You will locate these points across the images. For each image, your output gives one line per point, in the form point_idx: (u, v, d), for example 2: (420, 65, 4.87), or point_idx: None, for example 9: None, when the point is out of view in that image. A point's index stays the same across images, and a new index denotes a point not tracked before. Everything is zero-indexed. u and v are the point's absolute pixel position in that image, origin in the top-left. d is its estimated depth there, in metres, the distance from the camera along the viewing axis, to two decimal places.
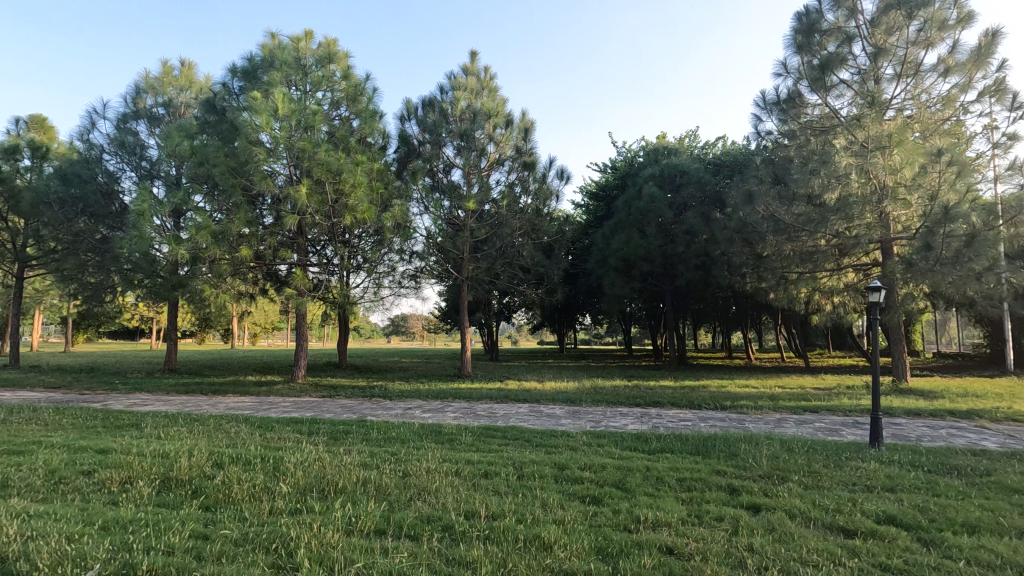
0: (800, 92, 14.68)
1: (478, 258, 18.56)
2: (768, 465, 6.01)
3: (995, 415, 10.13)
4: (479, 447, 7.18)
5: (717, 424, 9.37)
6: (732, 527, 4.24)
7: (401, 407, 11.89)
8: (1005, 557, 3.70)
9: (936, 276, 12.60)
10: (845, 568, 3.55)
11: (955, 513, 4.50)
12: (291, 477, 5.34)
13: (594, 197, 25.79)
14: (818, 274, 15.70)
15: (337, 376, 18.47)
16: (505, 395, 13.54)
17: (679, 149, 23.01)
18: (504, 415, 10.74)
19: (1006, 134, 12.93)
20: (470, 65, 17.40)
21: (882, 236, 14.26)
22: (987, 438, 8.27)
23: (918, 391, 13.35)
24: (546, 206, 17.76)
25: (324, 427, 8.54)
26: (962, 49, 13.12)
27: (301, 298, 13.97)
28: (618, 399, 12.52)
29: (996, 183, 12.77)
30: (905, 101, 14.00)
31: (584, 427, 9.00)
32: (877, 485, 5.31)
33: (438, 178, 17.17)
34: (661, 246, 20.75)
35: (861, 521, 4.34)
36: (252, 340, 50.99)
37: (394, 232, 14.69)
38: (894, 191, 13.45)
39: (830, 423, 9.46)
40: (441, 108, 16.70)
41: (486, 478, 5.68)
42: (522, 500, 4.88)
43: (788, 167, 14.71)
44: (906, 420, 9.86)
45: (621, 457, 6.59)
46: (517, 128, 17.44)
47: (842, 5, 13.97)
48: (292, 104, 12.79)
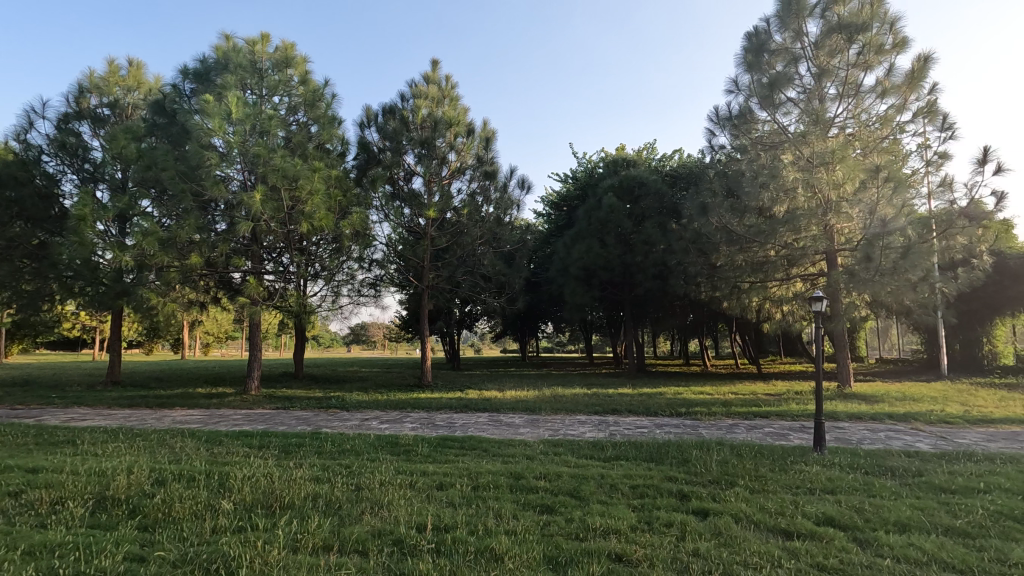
0: (750, 109, 15.25)
1: (439, 267, 18.45)
2: (717, 470, 6.18)
3: (930, 418, 10.69)
4: (435, 458, 7.11)
5: (672, 431, 9.56)
6: (680, 533, 4.34)
7: (358, 419, 11.65)
8: (932, 554, 3.91)
9: (876, 286, 13.24)
10: (783, 569, 3.68)
11: (888, 513, 4.73)
12: (237, 493, 5.17)
13: (555, 207, 25.99)
14: (768, 283, 16.29)
15: (292, 387, 17.98)
16: (464, 404, 13.46)
17: (637, 160, 23.51)
18: (463, 425, 10.69)
19: (938, 153, 13.76)
20: (431, 73, 17.38)
21: (826, 248, 14.93)
22: (922, 440, 8.75)
23: (861, 396, 13.96)
24: (507, 215, 17.79)
25: (275, 440, 8.31)
26: (898, 72, 13.94)
27: (254, 306, 13.57)
28: (577, 407, 12.65)
29: (930, 199, 13.58)
30: (846, 120, 14.73)
31: (542, 436, 9.05)
32: (818, 487, 5.54)
33: (399, 186, 17.08)
34: (620, 256, 21.20)
35: (802, 523, 4.51)
36: (204, 351, 49.12)
37: (353, 240, 14.51)
38: (837, 206, 14.09)
39: (779, 428, 9.78)
40: (402, 116, 16.58)
41: (441, 490, 5.63)
42: (475, 511, 4.86)
43: (739, 180, 15.30)
44: (850, 424, 10.28)
45: (577, 465, 6.65)
46: (478, 137, 17.49)
47: (789, 27, 14.65)
48: (246, 107, 12.44)
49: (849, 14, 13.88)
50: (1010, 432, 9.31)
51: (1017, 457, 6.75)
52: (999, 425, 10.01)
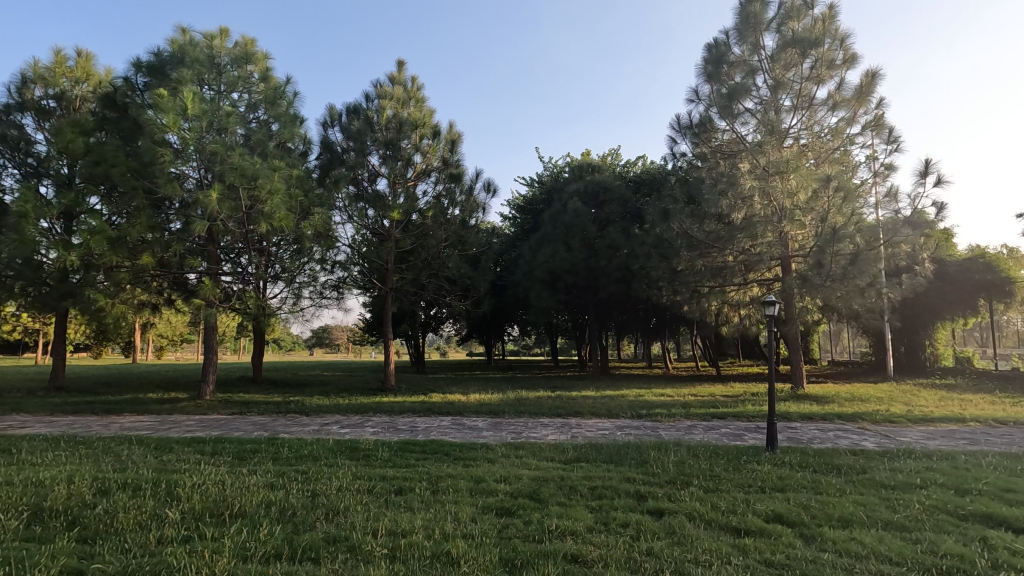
0: (710, 119, 15.68)
1: (403, 269, 18.29)
2: (674, 471, 6.31)
3: (876, 417, 11.19)
4: (396, 463, 7.04)
5: (633, 432, 9.71)
6: (636, 533, 4.41)
7: (318, 424, 11.42)
8: (872, 548, 4.08)
9: (827, 291, 13.78)
10: (732, 566, 3.78)
11: (833, 510, 4.92)
12: (186, 502, 5.00)
13: (521, 210, 26.09)
14: (727, 288, 16.73)
15: (250, 392, 17.46)
16: (427, 408, 13.35)
17: (602, 166, 23.80)
18: (425, 429, 10.59)
19: (885, 164, 14.42)
20: (397, 74, 17.24)
21: (782, 254, 15.44)
22: (867, 438, 9.15)
23: (813, 397, 14.48)
24: (473, 218, 17.75)
25: (230, 446, 8.05)
26: (848, 87, 14.56)
27: (210, 308, 13.12)
28: (540, 410, 12.70)
29: (877, 208, 14.21)
30: (800, 131, 15.27)
31: (504, 439, 9.06)
32: (769, 486, 5.72)
33: (362, 188, 16.86)
34: (584, 260, 21.44)
35: (752, 521, 4.64)
36: (157, 355, 47.26)
37: (314, 241, 14.24)
38: (791, 213, 14.59)
39: (735, 429, 10.06)
40: (366, 116, 16.37)
41: (400, 495, 5.57)
42: (434, 515, 4.84)
43: (700, 187, 15.73)
44: (802, 424, 10.68)
45: (538, 468, 6.69)
46: (444, 139, 17.41)
47: (747, 40, 15.14)
48: (202, 103, 11.93)
49: (803, 30, 14.45)
50: (947, 430, 9.81)
51: (952, 454, 7.13)
52: (939, 424, 10.53)
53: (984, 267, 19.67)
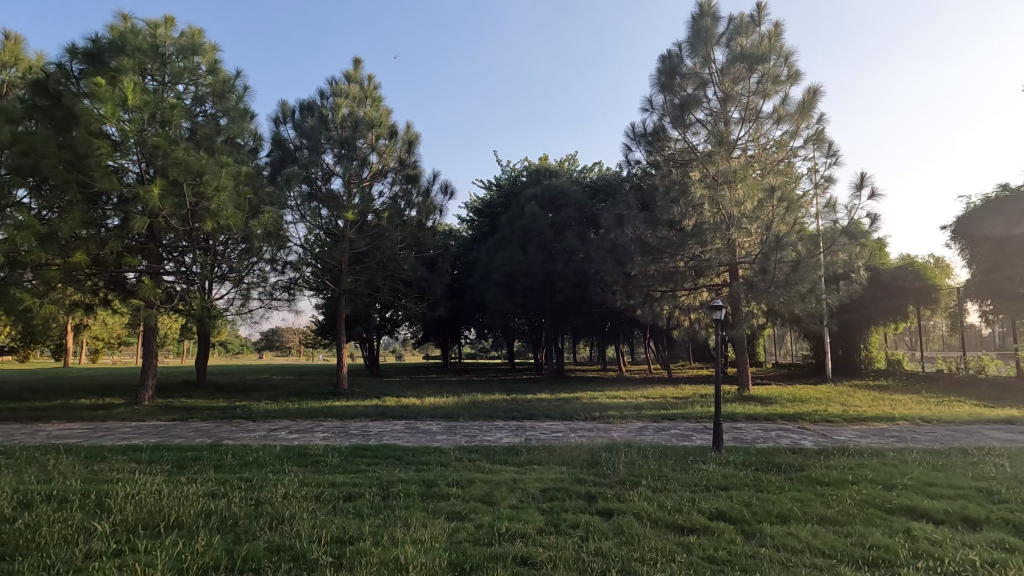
0: (663, 128, 16.08)
1: (358, 271, 17.95)
2: (624, 471, 6.45)
3: (814, 417, 11.74)
4: (345, 468, 6.88)
5: (585, 434, 9.85)
6: (585, 534, 4.47)
7: (265, 429, 11.05)
8: (806, 542, 4.28)
9: (771, 296, 14.36)
10: (677, 563, 3.89)
11: (772, 506, 5.13)
12: (117, 514, 4.74)
13: (478, 213, 26.06)
14: (678, 292, 17.20)
15: (192, 397, 16.72)
16: (380, 412, 13.13)
17: (559, 171, 24.06)
18: (377, 433, 10.41)
19: (825, 176, 15.18)
20: (353, 72, 16.97)
21: (730, 260, 16.00)
22: (805, 437, 9.59)
23: (758, 398, 15.08)
24: (429, 220, 17.57)
25: (168, 454, 7.67)
26: (791, 102, 15.26)
27: (150, 309, 12.49)
28: (495, 413, 12.69)
29: (818, 218, 14.93)
30: (747, 143, 15.88)
31: (458, 443, 9.00)
32: (713, 485, 5.91)
33: (316, 187, 16.45)
34: (541, 263, 21.68)
35: (697, 519, 4.78)
36: (91, 358, 44.59)
37: (264, 240, 13.79)
38: (739, 221, 15.16)
39: (683, 429, 10.35)
40: (321, 114, 16.00)
41: (349, 501, 5.44)
42: (383, 521, 4.77)
43: (653, 194, 16.09)
44: (746, 424, 11.09)
45: (490, 471, 6.68)
46: (401, 140, 17.23)
47: (698, 53, 15.65)
48: (144, 94, 11.33)
49: (750, 46, 15.10)
50: (878, 429, 10.40)
51: (881, 451, 7.56)
52: (871, 423, 11.14)
53: (913, 275, 21.01)
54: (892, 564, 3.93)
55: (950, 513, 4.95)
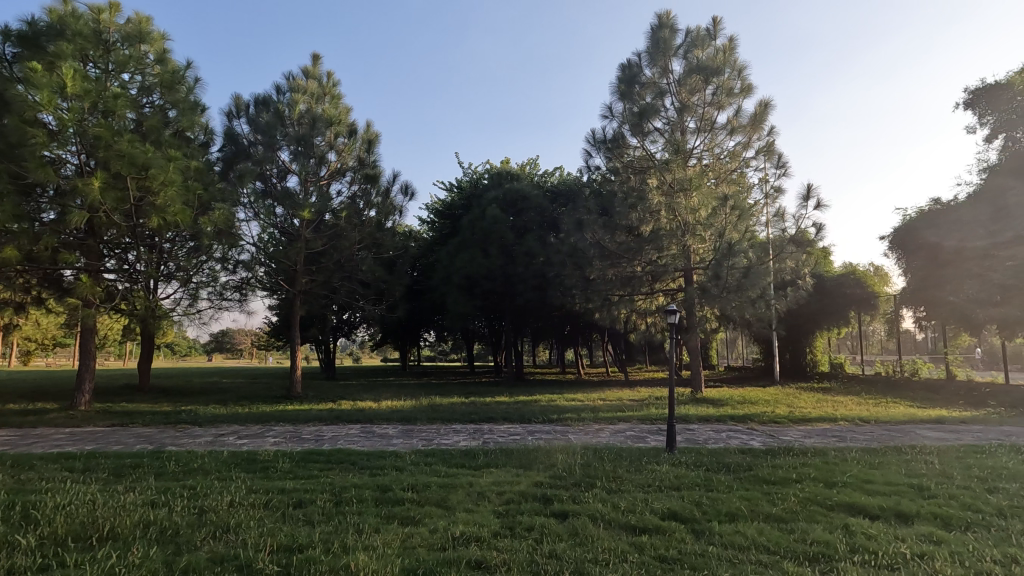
0: (623, 135, 16.38)
1: (314, 271, 17.48)
2: (579, 473, 6.51)
3: (763, 418, 12.18)
4: (296, 474, 6.68)
5: (543, 436, 9.91)
6: (539, 536, 4.48)
7: (212, 434, 10.62)
8: (753, 539, 4.42)
9: (723, 301, 14.80)
10: (629, 563, 3.95)
11: (721, 505, 5.28)
12: (46, 525, 4.46)
13: (439, 215, 25.86)
14: (635, 297, 17.52)
15: (134, 401, 15.93)
16: (335, 416, 12.83)
17: (520, 175, 24.14)
18: (332, 438, 10.15)
19: (775, 186, 15.78)
20: (312, 68, 16.62)
21: (685, 266, 16.42)
22: (754, 438, 9.92)
23: (710, 401, 15.52)
24: (389, 220, 17.25)
25: (105, 462, 7.26)
26: (744, 114, 15.82)
27: (89, 309, 11.84)
28: (453, 416, 12.60)
29: (768, 226, 15.50)
30: (702, 152, 16.35)
31: (414, 446, 8.88)
32: (666, 485, 6.03)
33: (271, 184, 15.96)
34: (502, 266, 21.67)
35: (650, 519, 4.86)
36: (24, 360, 41.94)
37: (215, 238, 13.28)
38: (693, 228, 15.58)
39: (638, 431, 10.54)
40: (276, 109, 15.55)
41: (299, 508, 5.29)
42: (334, 528, 4.65)
43: (612, 200, 16.32)
44: (698, 426, 11.39)
45: (447, 475, 6.62)
46: (360, 139, 16.85)
47: (657, 63, 16.04)
48: (85, 82, 10.74)
49: (706, 58, 15.60)
50: (821, 429, 10.88)
51: (823, 450, 7.90)
52: (815, 424, 11.63)
53: (855, 283, 22.11)
54: (831, 558, 4.10)
55: (885, 508, 5.21)
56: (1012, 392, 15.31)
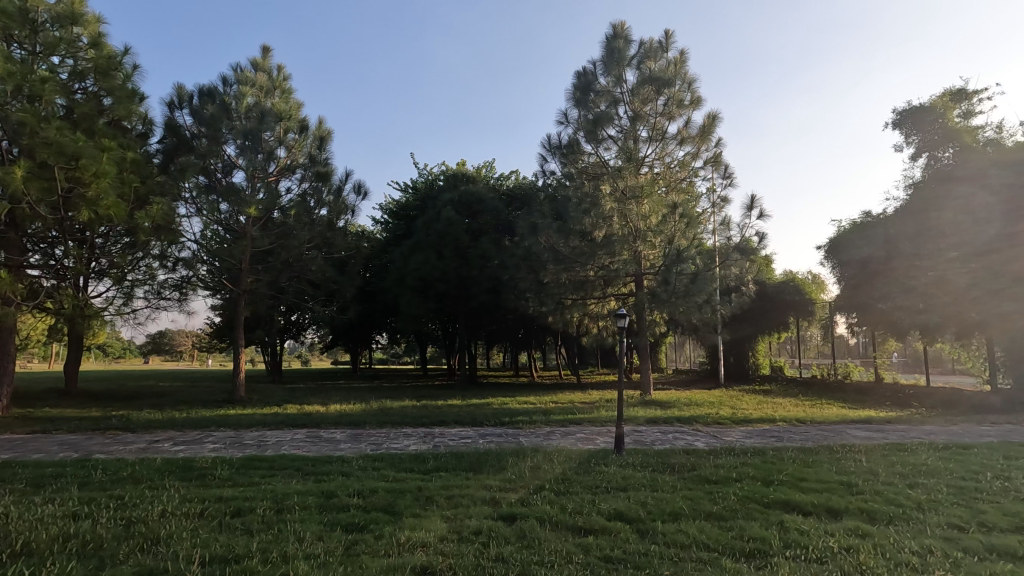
0: (577, 141, 16.64)
1: (260, 270, 16.84)
2: (528, 475, 6.54)
3: (707, 420, 12.59)
4: (236, 481, 6.42)
5: (495, 440, 9.89)
6: (487, 539, 4.47)
7: (145, 441, 10.05)
8: (694, 537, 4.55)
9: (672, 306, 15.22)
10: (574, 565, 3.99)
11: (665, 505, 5.41)
12: None
13: (393, 215, 25.46)
14: (588, 301, 17.72)
15: (58, 406, 14.91)
16: (280, 420, 12.40)
17: (476, 177, 24.08)
18: (276, 443, 9.81)
19: (721, 196, 16.37)
20: (261, 60, 16.10)
21: (636, 271, 16.78)
22: (699, 439, 10.25)
23: (658, 403, 15.94)
24: (341, 220, 16.77)
25: (22, 472, 6.73)
26: (694, 125, 16.36)
27: (8, 307, 11.00)
28: (404, 420, 12.39)
29: (715, 233, 16.05)
30: (654, 161, 16.79)
31: (363, 451, 8.71)
32: (614, 486, 6.13)
33: (215, 179, 15.32)
34: (456, 269, 21.47)
35: (596, 520, 4.93)
36: None
37: (152, 234, 12.62)
38: (645, 234, 15.93)
39: (588, 433, 10.69)
40: (223, 101, 14.94)
41: (237, 517, 5.07)
42: (274, 537, 4.49)
43: (566, 205, 16.35)
44: (647, 427, 11.68)
45: (395, 480, 6.50)
46: (312, 136, 16.51)
47: (611, 72, 16.38)
48: (8, 63, 9.97)
49: (658, 70, 16.06)
50: (761, 430, 11.36)
51: (762, 450, 8.25)
52: (755, 425, 12.12)
53: (794, 290, 23.23)
54: (766, 553, 4.27)
55: (817, 504, 5.48)
56: (932, 393, 16.43)
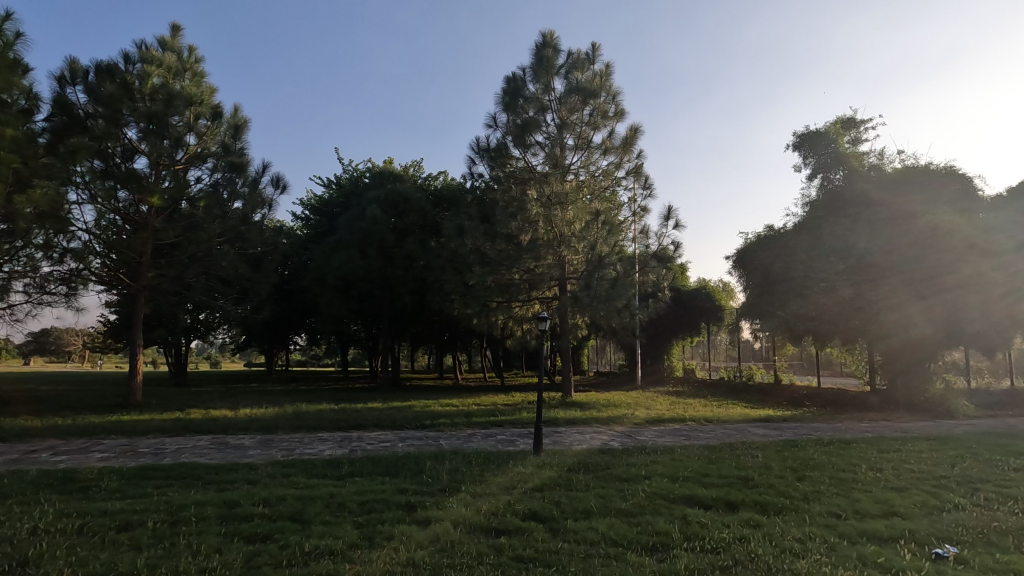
0: (506, 146, 16.76)
1: (162, 265, 15.64)
2: (446, 478, 6.50)
3: (623, 420, 13.04)
4: (126, 493, 5.89)
5: (414, 443, 9.74)
6: (399, 544, 4.39)
7: (19, 451, 9.00)
8: (603, 534, 4.69)
9: (593, 310, 15.66)
10: (485, 566, 4.01)
11: (578, 503, 5.56)
12: None
13: (314, 211, 24.46)
14: (512, 304, 17.78)
15: None
16: (182, 426, 11.53)
17: (403, 176, 23.63)
18: (175, 450, 9.11)
19: (642, 206, 17.08)
20: (170, 39, 14.96)
21: (559, 275, 17.13)
22: (614, 439, 10.60)
23: (577, 404, 16.33)
24: (256, 214, 15.86)
25: None
26: (617, 136, 16.95)
27: None
28: (319, 424, 11.90)
29: (635, 240, 16.72)
30: (579, 169, 17.25)
31: (273, 457, 8.29)
32: (530, 487, 6.21)
33: (113, 164, 14.03)
34: (380, 269, 21.08)
35: (510, 520, 4.98)
36: None
37: (35, 222, 11.34)
38: (569, 239, 16.30)
39: (507, 435, 10.76)
40: (124, 80, 13.70)
41: (125, 532, 4.65)
42: (166, 551, 4.18)
43: (493, 209, 16.64)
44: (565, 428, 11.94)
45: (306, 487, 6.22)
46: (226, 123, 15.49)
47: (540, 79, 16.65)
48: None
49: (584, 81, 16.51)
50: (672, 429, 11.92)
51: (671, 448, 8.65)
52: (667, 424, 12.73)
53: (706, 297, 24.87)
54: (668, 546, 4.49)
55: (717, 498, 5.83)
56: (822, 394, 17.97)
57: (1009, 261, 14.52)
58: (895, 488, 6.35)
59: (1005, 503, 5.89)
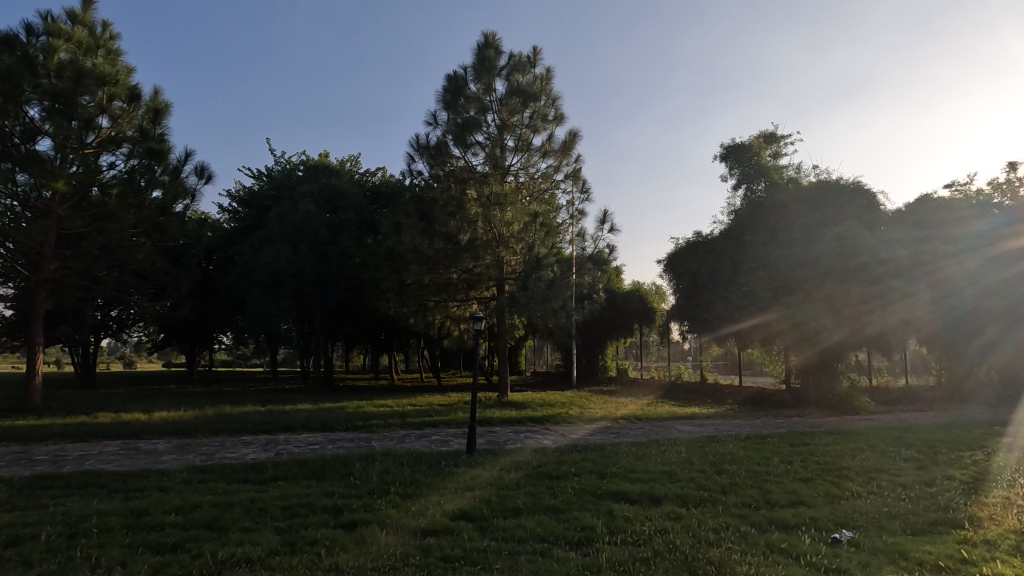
0: (446, 144, 16.61)
1: (67, 256, 14.37)
2: (375, 480, 6.38)
3: (556, 419, 13.27)
4: (17, 505, 5.39)
5: (344, 446, 9.49)
6: (323, 549, 4.27)
7: None
8: (530, 531, 4.76)
9: (529, 310, 15.82)
10: (410, 567, 3.96)
11: (508, 501, 5.60)
12: None
13: (242, 204, 23.26)
14: (450, 303, 17.63)
15: None
16: (88, 430, 10.65)
17: (339, 171, 22.97)
18: (78, 457, 8.44)
19: (579, 209, 17.42)
20: (81, 12, 13.78)
21: (498, 275, 17.18)
22: (547, 437, 10.76)
23: (513, 404, 16.43)
24: (177, 204, 14.87)
25: None
26: (557, 140, 17.22)
27: None
28: (243, 427, 11.35)
29: (571, 243, 17.04)
30: (519, 171, 17.36)
31: (190, 463, 7.83)
32: (461, 487, 6.18)
33: (11, 146, 12.74)
34: (313, 266, 20.37)
35: (440, 521, 4.95)
36: None
37: None
38: (506, 240, 16.38)
39: (441, 436, 10.68)
40: (25, 54, 12.49)
41: (13, 548, 4.25)
42: (60, 568, 3.86)
43: (433, 207, 16.55)
44: (500, 428, 11.98)
45: (225, 493, 5.92)
46: (145, 106, 14.41)
47: (481, 80, 16.63)
48: None
49: (525, 83, 16.66)
50: (604, 428, 12.24)
51: (601, 446, 8.88)
52: (598, 423, 13.05)
53: (638, 299, 25.76)
54: (592, 540, 4.62)
55: (642, 493, 6.04)
56: (744, 392, 19.00)
57: (907, 271, 15.90)
58: (802, 479, 6.82)
59: (895, 489, 6.49)
